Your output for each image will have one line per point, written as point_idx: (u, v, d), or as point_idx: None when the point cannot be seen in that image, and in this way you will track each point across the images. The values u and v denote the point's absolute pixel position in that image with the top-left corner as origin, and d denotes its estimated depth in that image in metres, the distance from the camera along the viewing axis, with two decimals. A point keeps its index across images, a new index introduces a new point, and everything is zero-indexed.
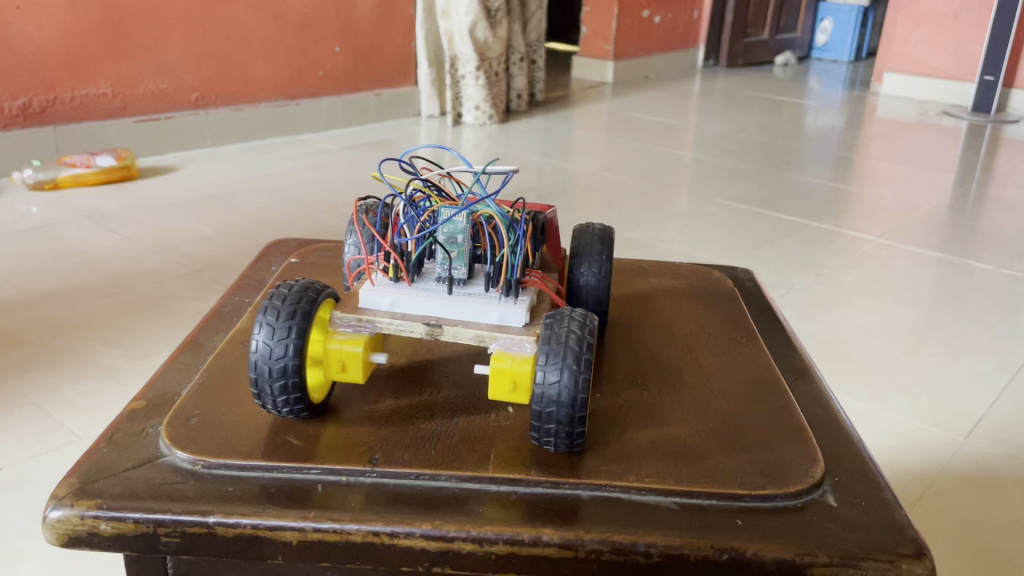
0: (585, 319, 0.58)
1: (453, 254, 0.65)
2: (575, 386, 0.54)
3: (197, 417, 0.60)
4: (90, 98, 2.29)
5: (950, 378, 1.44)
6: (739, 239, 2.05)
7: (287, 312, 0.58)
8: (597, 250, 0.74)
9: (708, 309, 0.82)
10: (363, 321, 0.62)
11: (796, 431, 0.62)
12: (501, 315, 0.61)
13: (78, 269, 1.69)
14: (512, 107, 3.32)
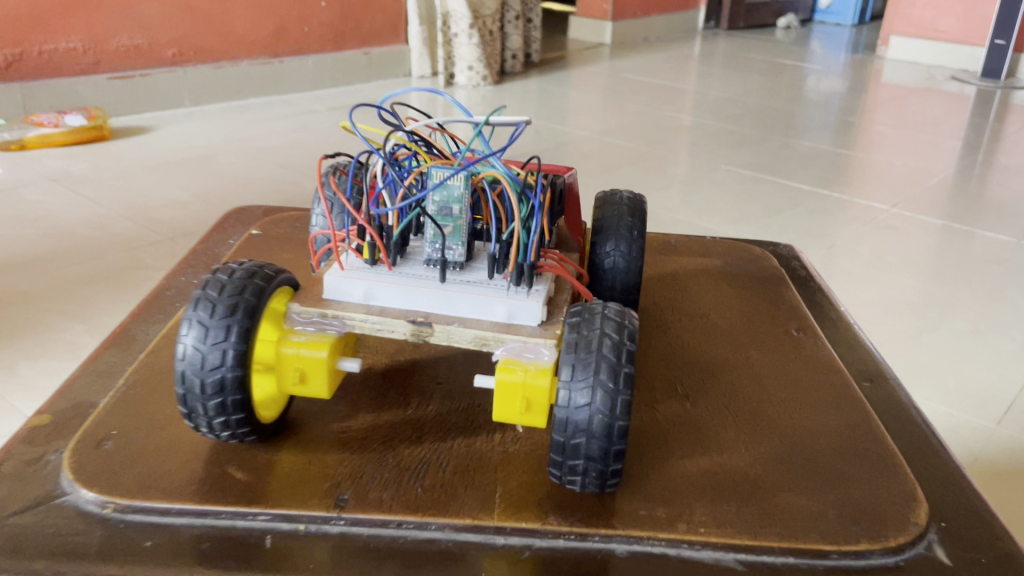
0: (621, 323, 0.58)
1: (448, 230, 0.67)
2: (611, 412, 0.54)
3: (111, 442, 0.64)
4: (59, 53, 2.15)
5: (979, 357, 1.33)
6: (747, 207, 1.95)
7: (223, 315, 0.58)
8: (625, 227, 0.79)
9: (747, 323, 0.86)
10: (328, 317, 0.63)
11: (883, 464, 0.66)
12: (509, 310, 0.62)
13: (41, 235, 1.56)
14: (506, 68, 3.19)
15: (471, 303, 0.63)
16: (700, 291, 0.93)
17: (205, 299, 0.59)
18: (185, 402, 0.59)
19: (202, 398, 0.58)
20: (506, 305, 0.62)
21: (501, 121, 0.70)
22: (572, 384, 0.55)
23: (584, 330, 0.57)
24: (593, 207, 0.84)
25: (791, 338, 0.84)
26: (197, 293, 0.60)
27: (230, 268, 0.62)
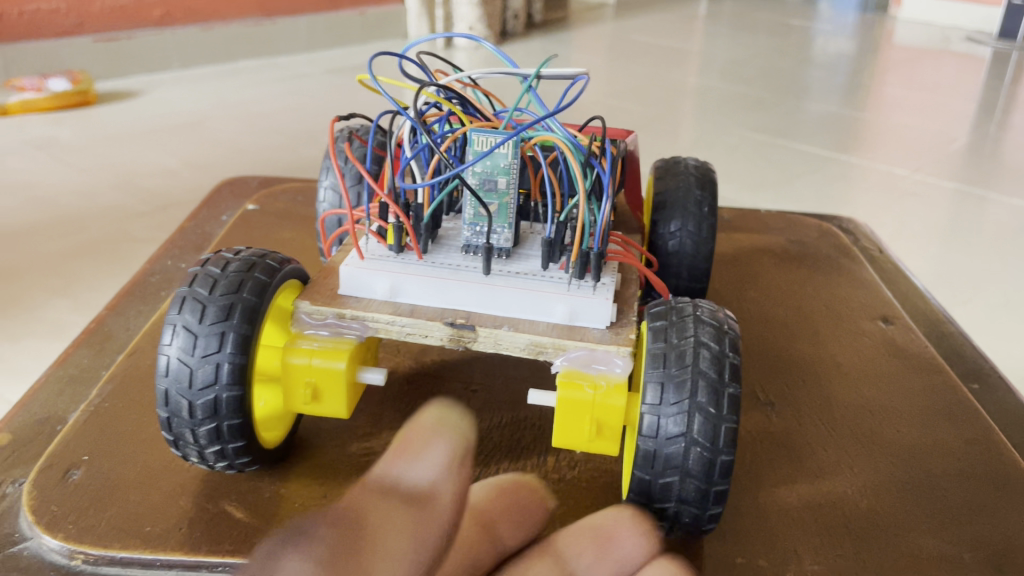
0: (719, 336, 0.64)
1: (494, 210, 0.73)
2: (712, 442, 0.60)
3: (77, 473, 0.73)
4: (41, 14, 2.05)
5: (1012, 330, 1.27)
6: (763, 173, 1.87)
7: (210, 344, 0.63)
8: (693, 213, 0.87)
9: (780, 346, 0.94)
10: (347, 319, 0.70)
11: (964, 478, 0.77)
12: (569, 309, 0.69)
13: (25, 205, 1.49)
14: (507, 28, 3.09)
15: (534, 306, 0.69)
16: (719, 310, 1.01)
17: (188, 323, 0.64)
18: (171, 426, 0.65)
19: (191, 423, 0.64)
20: (568, 305, 0.69)
21: (548, 78, 0.72)
22: (664, 408, 0.60)
23: (677, 346, 0.62)
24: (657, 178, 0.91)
25: (827, 360, 0.92)
26: (175, 315, 0.64)
27: (211, 276, 0.66)
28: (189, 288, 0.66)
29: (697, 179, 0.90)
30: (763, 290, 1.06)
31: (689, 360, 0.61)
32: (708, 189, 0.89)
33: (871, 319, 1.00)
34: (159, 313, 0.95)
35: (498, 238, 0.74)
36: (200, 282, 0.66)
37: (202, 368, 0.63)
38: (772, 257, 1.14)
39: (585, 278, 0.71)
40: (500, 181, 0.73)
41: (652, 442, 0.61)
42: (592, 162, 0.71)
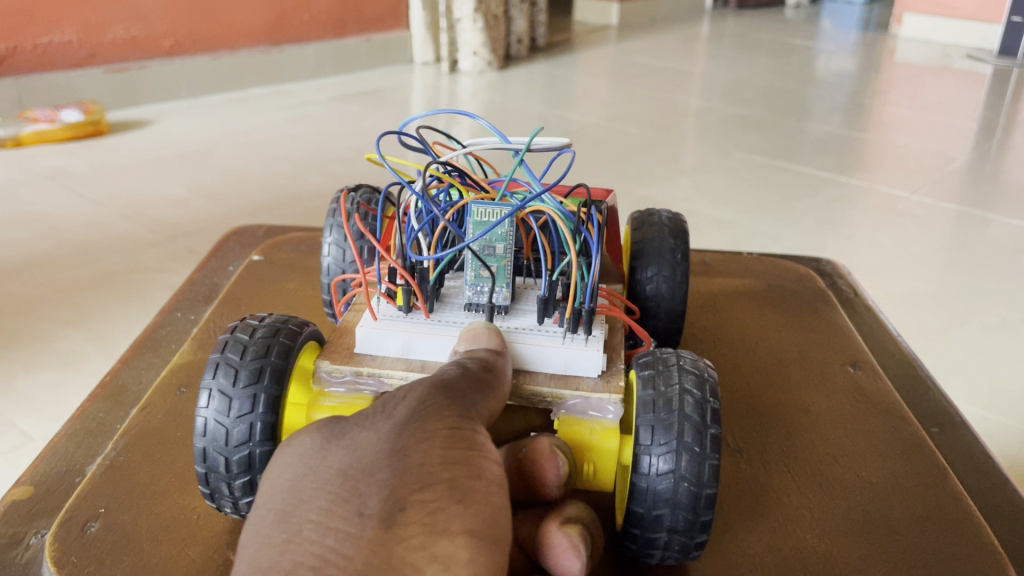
0: (703, 377, 0.60)
1: (494, 271, 0.70)
2: (698, 479, 0.56)
3: (96, 525, 0.67)
4: (53, 47, 2.10)
5: (1008, 353, 1.28)
6: (763, 196, 1.89)
7: (246, 404, 0.59)
8: (669, 254, 0.83)
9: (732, 392, 0.84)
10: (362, 376, 0.65)
11: (928, 526, 0.68)
12: (567, 362, 0.65)
13: (40, 237, 1.52)
14: (511, 53, 3.14)
15: (532, 356, 0.65)
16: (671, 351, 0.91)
17: (221, 384, 0.59)
18: (209, 482, 0.60)
19: (227, 478, 0.59)
20: (564, 356, 0.65)
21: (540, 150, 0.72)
22: (653, 449, 0.57)
23: (665, 393, 0.59)
24: (631, 227, 0.87)
25: (781, 407, 0.82)
26: (210, 376, 0.60)
27: (244, 335, 0.62)
28: (224, 347, 0.62)
29: (671, 226, 0.86)
30: (751, 319, 0.98)
31: (676, 405, 0.58)
32: (681, 233, 0.86)
33: (840, 366, 0.90)
34: (173, 363, 0.90)
35: (495, 296, 0.70)
36: (234, 342, 0.62)
37: (237, 429, 0.58)
38: (752, 301, 1.03)
39: (577, 332, 0.67)
40: (497, 247, 0.70)
41: (644, 481, 0.57)
42: (583, 229, 0.70)
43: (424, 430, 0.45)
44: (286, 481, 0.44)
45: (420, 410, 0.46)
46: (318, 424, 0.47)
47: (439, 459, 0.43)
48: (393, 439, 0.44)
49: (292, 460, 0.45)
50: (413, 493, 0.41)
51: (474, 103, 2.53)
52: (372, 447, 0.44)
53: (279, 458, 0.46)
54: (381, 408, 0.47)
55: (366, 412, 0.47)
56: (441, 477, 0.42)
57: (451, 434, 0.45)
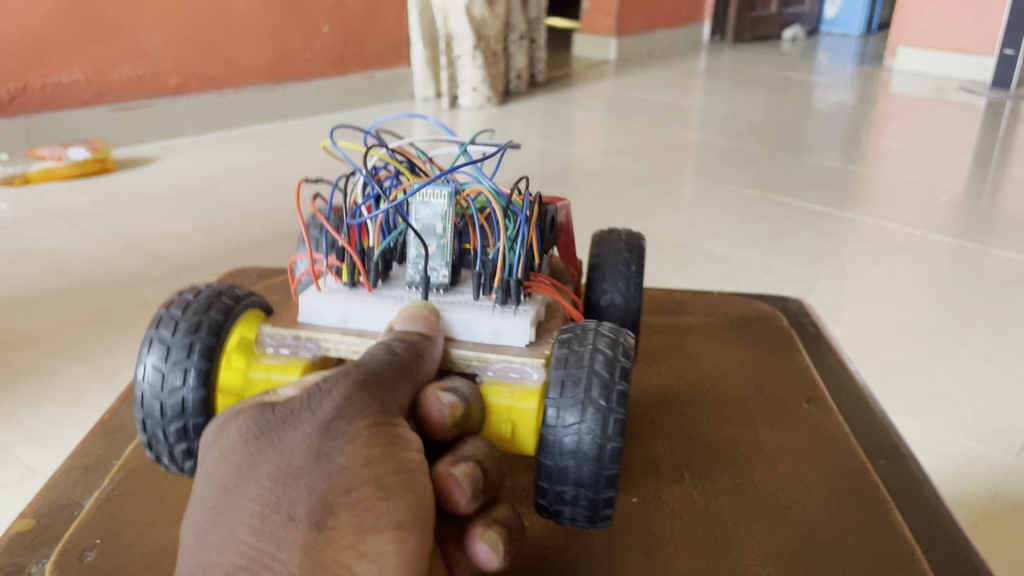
0: (619, 342, 0.60)
1: (433, 249, 0.69)
2: (603, 432, 0.55)
3: (92, 554, 0.69)
4: (62, 86, 2.15)
5: (994, 385, 1.30)
6: (755, 229, 1.92)
7: (182, 350, 0.61)
8: (623, 265, 0.82)
9: (672, 430, 0.78)
10: (301, 340, 0.65)
11: (883, 558, 0.63)
12: (495, 330, 0.63)
13: (45, 273, 1.56)
14: (511, 88, 3.20)
15: (462, 324, 0.64)
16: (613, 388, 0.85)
17: (160, 335, 0.62)
18: (146, 428, 0.61)
19: (163, 422, 0.61)
20: (493, 325, 0.63)
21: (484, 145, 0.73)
22: (562, 402, 0.56)
23: (576, 351, 0.58)
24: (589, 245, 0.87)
25: (723, 444, 0.76)
26: (150, 331, 0.62)
27: (187, 297, 0.65)
28: (166, 309, 0.64)
29: (626, 240, 0.87)
30: (708, 355, 0.92)
31: (587, 361, 0.57)
32: (638, 246, 0.86)
33: (791, 403, 0.84)
34: None
35: (433, 274, 0.68)
36: (174, 303, 0.65)
37: (173, 373, 0.60)
38: (712, 339, 0.96)
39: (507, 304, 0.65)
40: (438, 226, 0.69)
41: (551, 434, 0.56)
42: (517, 210, 0.70)
43: (349, 428, 0.47)
44: (221, 478, 0.46)
45: (343, 407, 0.48)
46: (247, 415, 0.49)
47: (363, 456, 0.46)
48: (319, 440, 0.46)
49: (222, 454, 0.47)
50: (338, 498, 0.44)
51: None
52: (299, 448, 0.46)
53: (212, 449, 0.48)
54: (307, 402, 0.48)
55: (292, 404, 0.49)
56: (366, 475, 0.45)
57: (374, 431, 0.47)
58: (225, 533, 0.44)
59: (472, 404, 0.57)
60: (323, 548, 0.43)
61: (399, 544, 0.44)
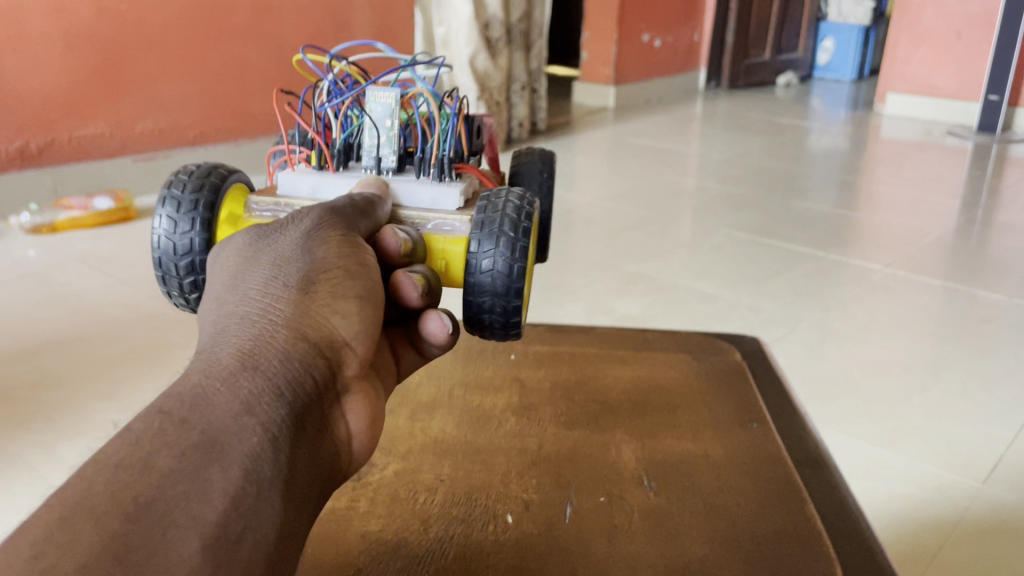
0: (525, 200, 0.72)
1: (385, 139, 0.79)
2: (512, 254, 0.67)
3: None
4: (87, 139, 2.28)
5: (964, 418, 1.38)
6: (744, 271, 2.02)
7: (189, 203, 0.73)
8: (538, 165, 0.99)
9: (602, 458, 0.64)
10: (280, 206, 0.75)
11: None
12: (434, 197, 0.74)
13: (74, 316, 1.66)
14: (513, 136, 3.33)
15: (406, 191, 0.74)
16: (537, 424, 0.69)
17: (172, 194, 0.74)
18: (161, 264, 0.73)
19: (174, 259, 0.73)
20: (431, 193, 0.74)
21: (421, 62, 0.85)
22: (479, 232, 0.68)
23: (491, 213, 0.69)
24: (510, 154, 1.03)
25: (661, 462, 0.63)
26: (163, 191, 0.75)
27: (189, 169, 0.77)
28: (173, 178, 0.77)
29: (540, 159, 1.01)
30: (637, 376, 0.77)
31: (500, 207, 0.70)
32: (550, 164, 1.01)
33: (731, 424, 0.69)
34: None
35: (381, 157, 0.78)
36: (181, 174, 0.77)
37: (183, 220, 0.72)
38: (647, 356, 0.81)
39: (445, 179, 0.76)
40: (388, 120, 0.79)
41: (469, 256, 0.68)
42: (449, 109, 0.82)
43: (326, 235, 0.58)
44: (229, 272, 0.57)
45: (321, 220, 0.58)
46: (245, 232, 0.59)
47: (338, 253, 0.57)
48: (303, 240, 0.57)
49: (228, 256, 0.58)
50: (319, 277, 0.55)
51: None
52: (289, 246, 0.57)
53: (217, 257, 0.59)
54: (291, 221, 0.59)
55: (280, 223, 0.59)
56: (336, 266, 0.56)
57: (342, 238, 0.58)
58: (234, 303, 0.54)
59: (418, 244, 0.67)
60: (308, 307, 0.53)
61: (365, 317, 0.55)
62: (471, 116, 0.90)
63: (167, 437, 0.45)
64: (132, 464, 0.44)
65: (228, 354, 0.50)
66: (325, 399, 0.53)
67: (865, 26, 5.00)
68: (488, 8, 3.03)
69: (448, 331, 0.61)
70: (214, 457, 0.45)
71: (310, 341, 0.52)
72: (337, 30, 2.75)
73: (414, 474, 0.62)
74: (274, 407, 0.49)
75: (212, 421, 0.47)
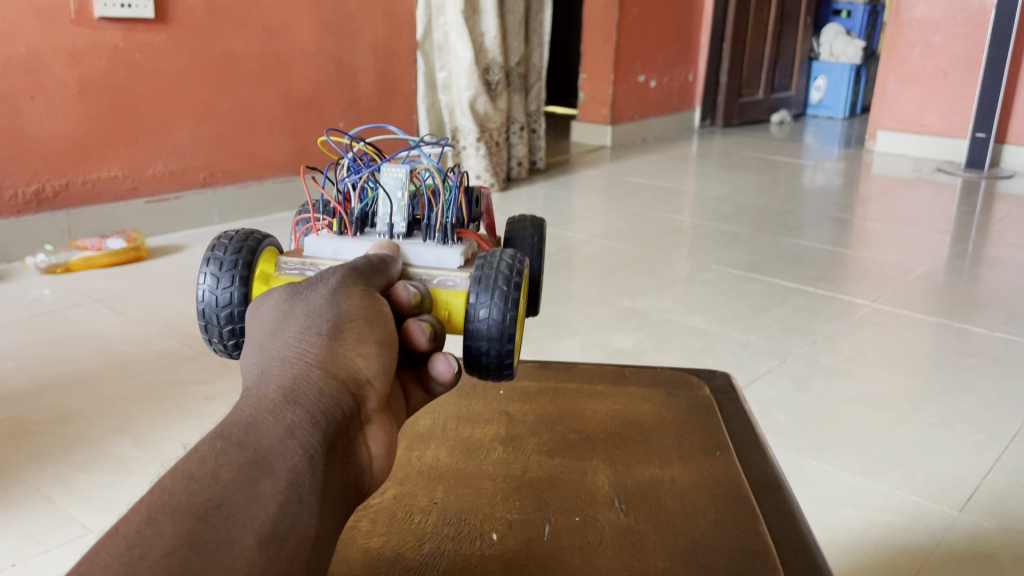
0: (516, 258, 0.79)
1: (396, 210, 0.85)
2: (505, 305, 0.74)
3: None
4: (101, 182, 2.36)
5: (944, 449, 1.43)
6: (736, 307, 2.08)
7: (229, 262, 0.78)
8: (529, 231, 1.07)
9: (578, 483, 0.70)
10: (307, 265, 0.80)
11: None
12: (439, 257, 0.79)
13: (89, 354, 1.72)
14: (512, 175, 3.42)
15: (415, 253, 0.79)
16: (521, 454, 0.75)
17: (215, 254, 0.79)
18: (204, 315, 0.78)
19: (216, 310, 0.78)
20: (436, 254, 0.79)
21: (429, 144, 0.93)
22: (477, 286, 0.75)
23: (487, 269, 0.76)
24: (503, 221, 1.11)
25: (631, 489, 0.69)
26: (206, 252, 0.80)
27: (230, 233, 0.82)
28: (215, 241, 0.82)
29: (532, 225, 1.08)
30: (610, 410, 0.83)
31: (495, 264, 0.77)
32: (541, 231, 1.08)
33: (696, 453, 0.75)
34: None
35: (392, 224, 0.84)
36: (222, 237, 0.82)
37: (225, 280, 0.77)
38: (618, 393, 0.87)
39: (448, 242, 0.81)
40: (397, 193, 0.86)
41: (469, 308, 0.74)
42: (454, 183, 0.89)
43: (350, 291, 0.62)
44: (267, 325, 0.62)
45: (344, 279, 0.63)
46: (279, 289, 0.64)
47: (362, 304, 0.61)
48: (330, 295, 0.61)
49: (265, 312, 0.63)
50: (345, 325, 0.59)
51: None
52: (318, 301, 0.61)
53: (256, 314, 0.64)
54: (319, 279, 0.64)
55: (310, 280, 0.64)
56: (359, 316, 0.60)
57: (364, 297, 0.62)
58: (275, 347, 0.59)
59: (425, 297, 0.71)
60: (337, 349, 0.58)
61: (386, 360, 0.60)
62: (471, 191, 0.98)
63: (224, 456, 0.51)
64: (201, 477, 0.50)
65: (272, 389, 0.56)
66: (356, 424, 0.57)
67: (857, 65, 5.13)
68: (488, 53, 3.16)
69: (454, 371, 0.65)
70: (263, 471, 0.51)
71: (341, 377, 0.57)
72: (341, 75, 2.85)
73: (410, 497, 0.68)
74: (314, 429, 0.54)
75: (262, 442, 0.52)
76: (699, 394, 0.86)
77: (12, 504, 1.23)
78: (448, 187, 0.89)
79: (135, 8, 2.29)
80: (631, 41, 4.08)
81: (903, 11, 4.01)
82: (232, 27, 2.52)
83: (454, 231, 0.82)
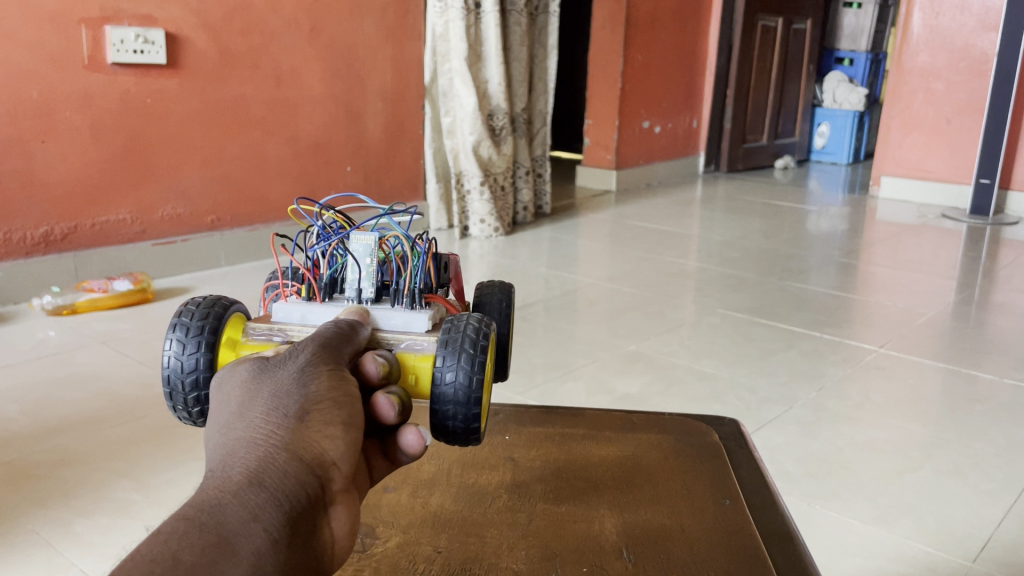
0: (483, 320, 0.79)
1: (364, 276, 0.85)
2: (471, 368, 0.73)
3: None
4: (110, 224, 2.38)
5: (956, 497, 1.41)
6: (742, 352, 2.07)
7: (196, 328, 0.78)
8: (497, 295, 1.08)
9: (586, 532, 0.69)
10: (274, 331, 0.80)
11: None
12: (407, 321, 0.79)
13: (93, 396, 1.72)
14: (518, 219, 3.45)
15: (382, 316, 0.79)
16: (527, 502, 0.74)
17: (182, 320, 0.79)
18: (169, 382, 0.77)
19: (181, 376, 0.77)
20: (403, 317, 0.79)
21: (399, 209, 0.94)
22: (445, 348, 0.74)
23: (454, 332, 0.76)
24: (472, 284, 1.12)
25: (639, 536, 0.68)
26: (174, 317, 0.79)
27: (197, 300, 0.82)
28: (182, 307, 0.81)
29: (500, 291, 1.09)
30: (608, 458, 0.82)
31: (462, 326, 0.76)
32: (509, 295, 1.09)
33: (704, 501, 0.73)
34: None
35: (361, 290, 0.85)
36: (189, 304, 0.81)
37: (190, 344, 0.77)
38: (614, 440, 0.86)
39: (416, 307, 0.81)
40: (365, 257, 0.86)
41: (435, 371, 0.73)
42: (421, 248, 0.89)
43: (319, 369, 0.59)
44: (227, 401, 0.58)
45: (314, 356, 0.60)
46: (246, 363, 0.60)
47: (330, 385, 0.58)
48: (298, 373, 0.58)
49: (230, 388, 0.58)
50: (312, 406, 0.56)
51: (484, 264, 2.77)
52: (285, 379, 0.57)
53: (219, 390, 0.59)
54: (288, 355, 0.60)
55: (278, 356, 0.60)
56: (326, 397, 0.57)
57: (332, 374, 0.59)
58: (235, 426, 0.55)
59: (392, 367, 0.71)
60: (302, 432, 0.54)
61: (353, 441, 0.56)
62: (439, 255, 1.00)
63: (187, 539, 0.47)
64: (163, 559, 0.46)
65: (235, 470, 0.52)
66: (319, 506, 0.53)
67: (860, 111, 5.18)
68: (492, 99, 3.20)
69: (423, 443, 0.63)
70: (227, 552, 0.48)
71: (305, 460, 0.53)
72: (350, 120, 2.88)
73: (415, 546, 0.67)
74: (279, 513, 0.50)
75: (227, 524, 0.49)
76: (700, 439, 0.86)
77: (9, 547, 1.21)
78: (416, 253, 0.90)
79: (148, 54, 2.33)
80: (636, 88, 4.13)
81: (905, 58, 4.06)
82: (243, 72, 2.56)
83: (422, 296, 0.82)
